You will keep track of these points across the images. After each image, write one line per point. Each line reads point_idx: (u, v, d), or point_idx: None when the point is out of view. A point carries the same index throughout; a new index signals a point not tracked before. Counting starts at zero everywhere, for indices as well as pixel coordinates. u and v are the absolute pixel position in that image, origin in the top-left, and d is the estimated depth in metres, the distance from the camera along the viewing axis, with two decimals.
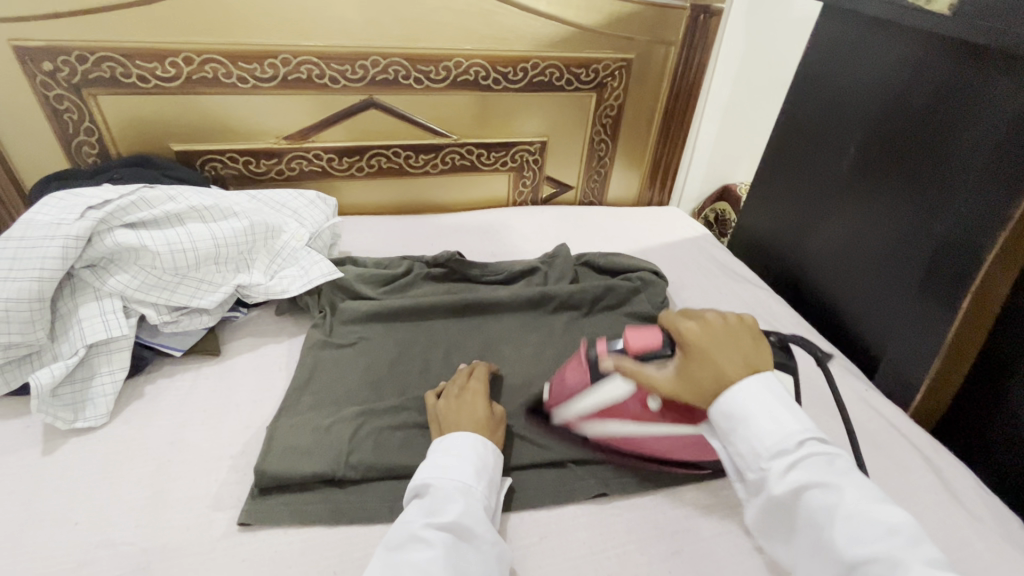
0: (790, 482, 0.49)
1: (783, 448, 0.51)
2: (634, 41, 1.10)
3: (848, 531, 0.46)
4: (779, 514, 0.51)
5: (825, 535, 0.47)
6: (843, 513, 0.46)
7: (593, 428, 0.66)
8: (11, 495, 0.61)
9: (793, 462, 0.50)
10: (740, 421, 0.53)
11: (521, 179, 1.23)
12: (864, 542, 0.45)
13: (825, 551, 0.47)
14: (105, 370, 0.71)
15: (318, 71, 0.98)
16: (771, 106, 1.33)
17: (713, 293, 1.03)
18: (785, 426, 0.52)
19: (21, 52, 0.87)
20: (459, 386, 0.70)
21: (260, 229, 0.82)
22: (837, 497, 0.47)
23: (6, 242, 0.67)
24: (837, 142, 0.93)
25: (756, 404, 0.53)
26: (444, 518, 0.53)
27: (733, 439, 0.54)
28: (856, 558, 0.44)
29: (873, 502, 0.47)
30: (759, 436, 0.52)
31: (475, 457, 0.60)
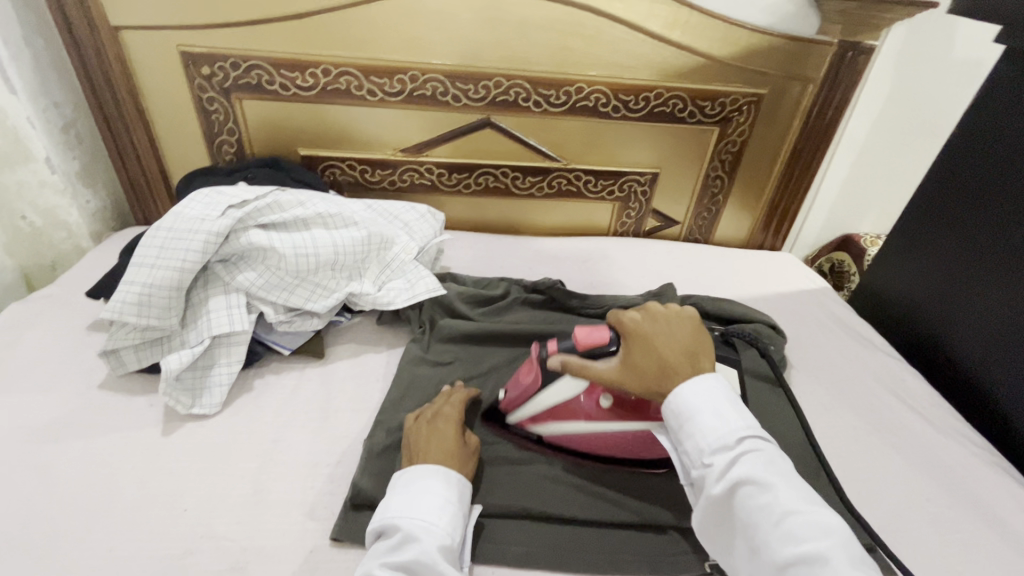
0: (727, 478, 0.50)
1: (724, 443, 0.52)
2: (768, 76, 1.03)
3: (778, 530, 0.46)
4: (718, 514, 0.52)
5: (759, 536, 0.47)
6: (778, 514, 0.47)
7: (551, 429, 0.68)
8: (134, 470, 0.64)
9: (732, 459, 0.51)
10: (689, 418, 0.55)
11: (626, 210, 1.19)
12: (798, 541, 0.45)
13: (759, 553, 0.47)
14: (223, 361, 0.74)
15: (442, 89, 1.00)
16: (913, 153, 1.20)
17: (833, 356, 0.93)
18: (726, 423, 0.53)
19: (184, 57, 0.95)
20: (435, 413, 0.67)
21: (376, 239, 0.84)
22: (772, 497, 0.48)
23: (156, 231, 0.72)
24: (1007, 202, 0.82)
25: (697, 390, 0.56)
26: (399, 557, 0.51)
27: (683, 437, 0.55)
28: (786, 558, 0.45)
29: (808, 505, 0.48)
30: (703, 432, 0.54)
31: (441, 492, 0.57)
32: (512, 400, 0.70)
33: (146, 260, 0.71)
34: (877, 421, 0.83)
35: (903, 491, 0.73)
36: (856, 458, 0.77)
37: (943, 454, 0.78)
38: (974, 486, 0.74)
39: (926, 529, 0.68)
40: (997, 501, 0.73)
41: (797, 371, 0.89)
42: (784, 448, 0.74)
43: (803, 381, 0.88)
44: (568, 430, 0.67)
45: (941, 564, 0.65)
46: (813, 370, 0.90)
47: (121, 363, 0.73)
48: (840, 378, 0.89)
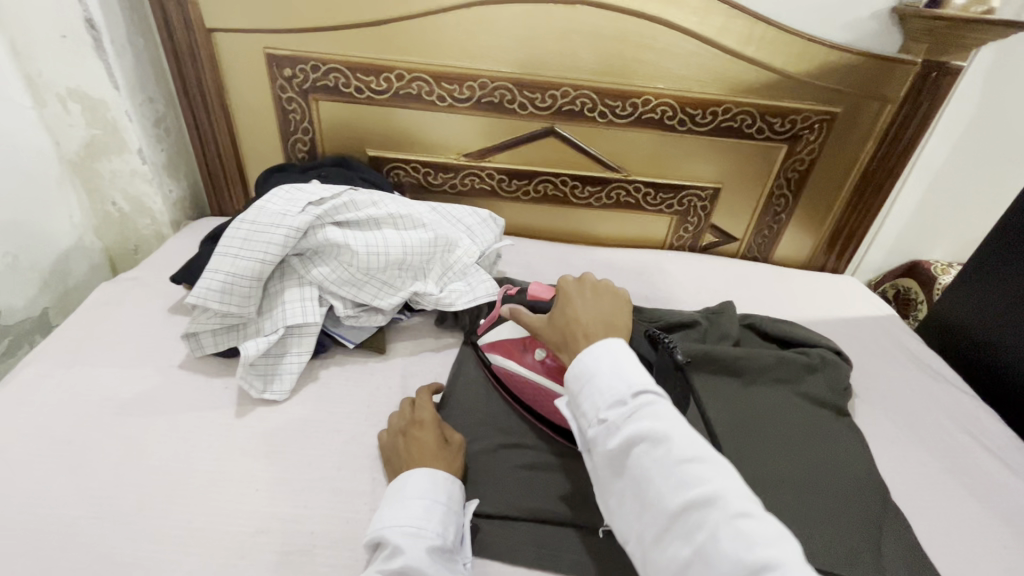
0: (622, 434, 0.50)
1: (619, 398, 0.52)
2: (844, 94, 1.00)
3: (671, 478, 0.46)
4: (614, 471, 0.51)
5: (653, 488, 0.47)
6: (672, 464, 0.47)
7: (493, 361, 0.76)
8: (211, 447, 0.68)
9: (628, 414, 0.50)
10: (587, 378, 0.54)
11: (683, 224, 1.18)
12: (690, 488, 0.45)
13: (653, 505, 0.47)
14: (293, 351, 0.77)
15: (510, 96, 1.01)
16: (995, 178, 1.14)
17: (901, 388, 0.90)
18: (624, 378, 0.53)
19: (270, 58, 1.00)
20: (406, 422, 0.69)
21: (441, 241, 0.86)
22: (666, 449, 0.47)
23: (240, 223, 0.76)
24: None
25: (599, 352, 0.56)
26: (389, 565, 0.52)
27: (580, 397, 0.54)
28: (679, 504, 0.45)
29: (701, 450, 0.48)
30: (600, 390, 0.53)
31: (424, 494, 0.59)
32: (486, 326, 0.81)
33: (230, 250, 0.75)
34: (949, 460, 0.79)
35: (977, 537, 0.70)
36: (927, 498, 0.74)
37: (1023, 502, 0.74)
38: None
39: None
40: None
41: (862, 402, 0.86)
42: (849, 479, 0.72)
43: (869, 412, 0.85)
44: (501, 364, 0.75)
45: None
46: (879, 402, 0.87)
47: (199, 346, 0.78)
48: (910, 410, 0.86)
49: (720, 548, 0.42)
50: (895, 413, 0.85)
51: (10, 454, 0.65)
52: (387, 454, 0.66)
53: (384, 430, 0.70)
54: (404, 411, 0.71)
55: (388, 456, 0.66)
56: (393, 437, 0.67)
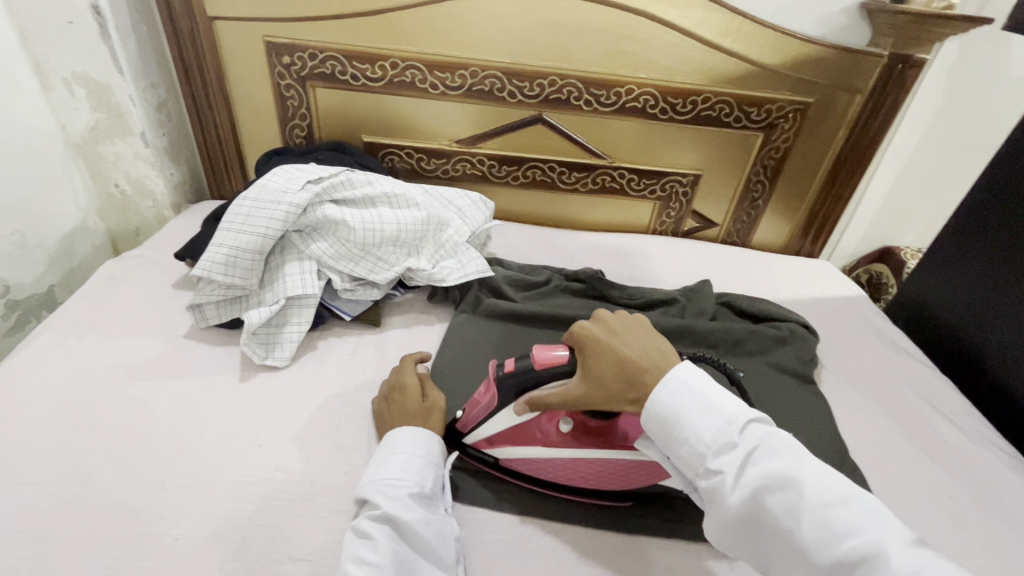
0: (744, 483, 0.49)
1: (728, 441, 0.51)
2: (817, 85, 1.05)
3: (813, 527, 0.46)
4: (740, 523, 0.50)
5: (796, 538, 0.46)
6: (810, 511, 0.46)
7: (513, 452, 0.67)
8: (216, 408, 0.73)
9: (743, 458, 0.50)
10: (679, 425, 0.53)
11: (666, 210, 1.23)
12: (839, 536, 0.45)
13: (801, 556, 0.46)
14: (293, 321, 0.81)
15: (499, 85, 1.06)
16: (960, 167, 1.20)
17: (865, 360, 0.96)
18: (723, 417, 0.52)
19: (269, 46, 1.04)
20: (390, 386, 0.73)
21: (434, 220, 0.90)
22: (798, 495, 0.47)
23: (243, 200, 0.81)
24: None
25: (675, 387, 0.55)
26: (373, 511, 0.57)
27: (679, 446, 0.53)
28: (833, 556, 0.44)
29: (833, 487, 0.47)
30: (704, 437, 0.52)
31: (405, 449, 0.63)
32: (473, 419, 0.68)
33: (234, 225, 0.79)
34: (906, 424, 0.85)
35: (927, 492, 0.76)
36: (884, 457, 0.80)
37: (971, 461, 0.81)
38: (999, 491, 0.77)
39: (949, 527, 0.71)
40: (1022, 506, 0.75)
41: (828, 373, 0.92)
42: (810, 439, 0.78)
43: (834, 381, 0.91)
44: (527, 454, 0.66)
45: (963, 561, 0.67)
46: (844, 373, 0.93)
47: (204, 318, 0.82)
48: (872, 380, 0.92)
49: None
50: (858, 383, 0.91)
51: (28, 411, 0.69)
52: (378, 415, 0.71)
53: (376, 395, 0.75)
54: (391, 377, 0.75)
55: (378, 417, 0.71)
56: (382, 400, 0.72)
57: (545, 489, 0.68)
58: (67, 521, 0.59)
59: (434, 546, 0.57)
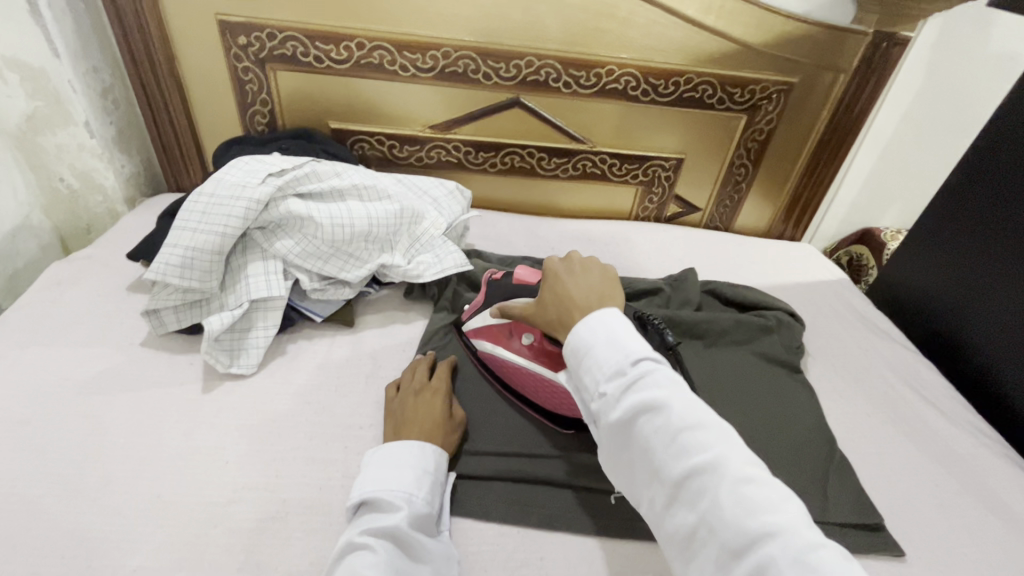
0: (623, 407, 0.48)
1: (619, 368, 0.50)
2: (800, 65, 1.03)
3: (674, 449, 0.46)
4: (617, 441, 0.50)
5: (658, 457, 0.46)
6: (674, 433, 0.46)
7: (480, 345, 0.76)
8: (177, 422, 0.68)
9: (627, 385, 0.49)
10: (584, 352, 0.53)
11: (648, 195, 1.20)
12: (691, 456, 0.45)
13: (658, 474, 0.47)
14: (261, 325, 0.77)
15: (474, 66, 1.00)
16: (940, 148, 1.20)
17: (852, 346, 0.95)
18: (623, 349, 0.51)
19: (222, 26, 0.96)
20: (418, 384, 0.71)
21: (408, 213, 0.85)
22: (666, 419, 0.46)
23: (199, 196, 0.75)
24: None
25: (594, 325, 0.54)
26: (386, 522, 0.54)
27: (580, 370, 0.53)
28: (683, 473, 0.45)
29: (704, 415, 0.47)
30: (601, 362, 0.51)
31: (420, 463, 0.60)
32: (470, 312, 0.79)
33: (189, 224, 0.73)
34: (891, 410, 0.85)
35: (914, 479, 0.75)
36: (871, 444, 0.79)
37: (955, 445, 0.81)
38: (984, 475, 0.77)
39: (935, 514, 0.71)
40: (1007, 488, 0.76)
41: (815, 361, 0.91)
42: (800, 432, 0.77)
43: (821, 369, 0.90)
44: (489, 351, 0.75)
45: (949, 548, 0.67)
46: (830, 360, 0.92)
47: (162, 324, 0.76)
48: (859, 367, 0.92)
49: (721, 511, 0.42)
50: (845, 370, 0.90)
51: None
52: (391, 410, 0.68)
53: (393, 386, 0.73)
54: (416, 372, 0.73)
55: (391, 411, 0.68)
56: (401, 397, 0.69)
57: (532, 494, 0.66)
58: (10, 559, 0.54)
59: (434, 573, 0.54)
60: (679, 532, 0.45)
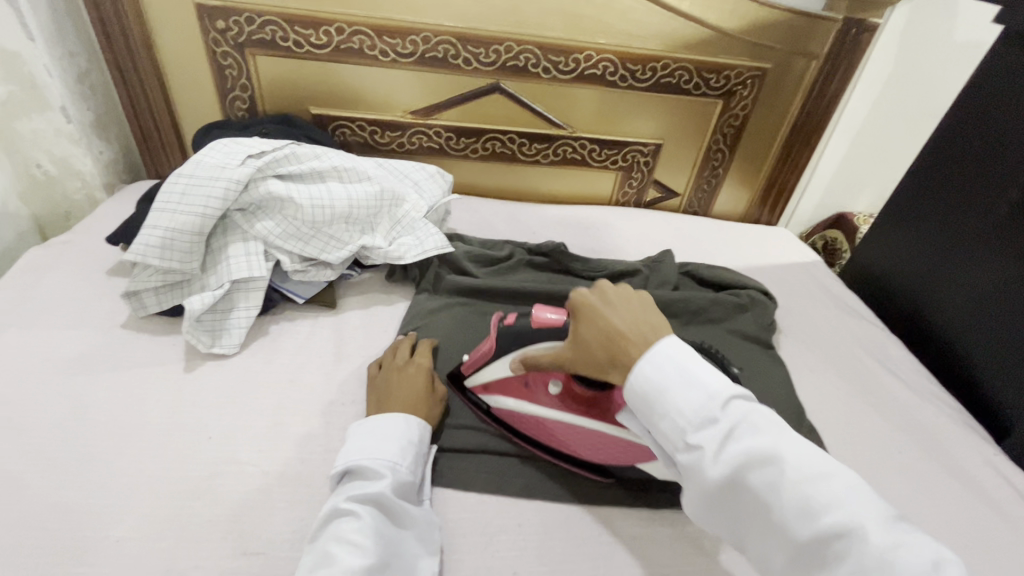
0: (723, 462, 0.45)
1: (709, 415, 0.47)
2: (774, 51, 1.05)
3: (796, 506, 0.43)
4: (721, 498, 0.47)
5: (779, 517, 0.43)
6: (793, 488, 0.43)
7: (501, 404, 0.70)
8: (160, 400, 0.68)
9: (724, 434, 0.46)
10: (657, 397, 0.50)
11: (628, 180, 1.22)
12: (819, 513, 0.42)
13: (782, 535, 0.43)
14: (241, 306, 0.77)
15: (453, 52, 1.01)
16: (909, 133, 1.23)
17: (823, 325, 0.98)
18: (703, 389, 0.49)
19: (200, 10, 0.96)
20: (403, 360, 0.72)
21: (388, 195, 0.86)
22: (781, 472, 0.44)
23: (178, 177, 0.75)
24: (994, 168, 0.87)
25: (659, 361, 0.51)
26: (370, 490, 0.55)
27: (657, 419, 0.50)
28: (812, 534, 0.42)
29: (820, 465, 0.44)
30: (682, 410, 0.48)
31: (403, 434, 0.61)
32: (472, 364, 0.71)
33: (168, 204, 0.73)
34: (859, 383, 0.88)
35: (880, 448, 0.79)
36: (839, 416, 0.82)
37: (919, 415, 0.84)
38: (945, 443, 0.80)
39: (899, 480, 0.74)
40: (967, 454, 0.79)
41: (787, 337, 0.94)
42: (770, 404, 0.79)
43: (792, 345, 0.93)
44: (513, 408, 0.69)
45: (911, 510, 0.71)
46: (802, 337, 0.95)
47: (143, 305, 0.77)
48: (829, 343, 0.95)
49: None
50: (815, 346, 0.93)
51: None
52: (375, 386, 0.69)
53: (377, 363, 0.74)
54: (399, 350, 0.75)
55: (375, 387, 0.69)
56: (385, 373, 0.71)
57: (512, 466, 0.68)
58: None
59: (415, 537, 0.56)
60: None
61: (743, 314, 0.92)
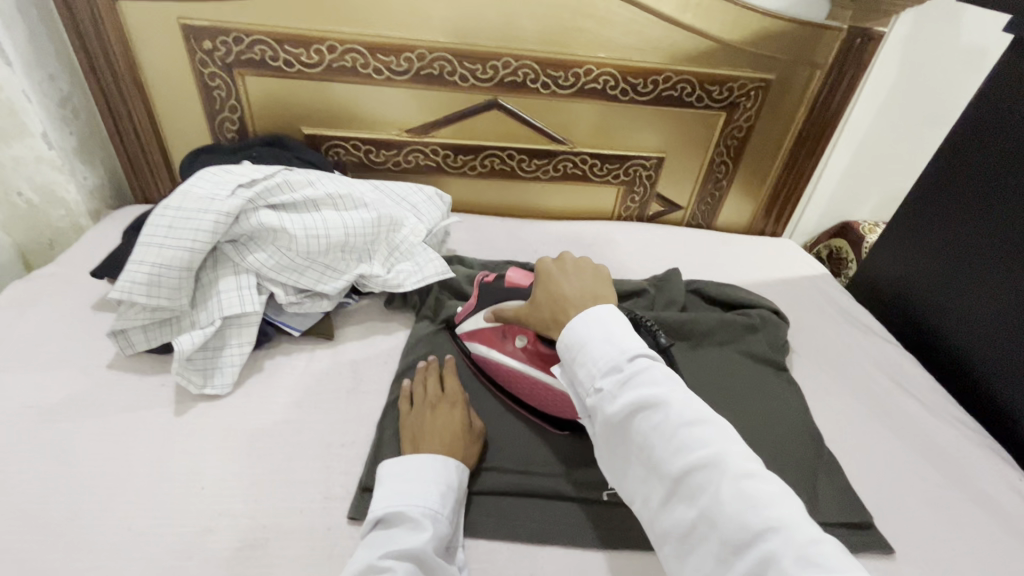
0: (620, 402, 0.49)
1: (616, 365, 0.51)
2: (777, 61, 1.02)
3: (671, 443, 0.47)
4: (614, 435, 0.51)
5: (655, 452, 0.47)
6: (671, 428, 0.47)
7: (474, 349, 0.76)
8: (149, 449, 0.65)
9: (625, 382, 0.50)
10: (578, 348, 0.54)
11: (630, 194, 1.19)
12: (690, 451, 0.46)
13: (656, 470, 0.47)
14: (234, 343, 0.74)
15: (450, 68, 0.98)
16: (915, 141, 1.21)
17: (836, 342, 0.96)
18: (617, 345, 0.52)
19: (186, 30, 0.92)
20: (431, 396, 0.69)
21: (385, 221, 0.83)
22: (666, 415, 0.47)
23: (164, 211, 0.71)
24: (1011, 180, 0.84)
25: (592, 318, 0.56)
26: (412, 543, 0.52)
27: (574, 365, 0.54)
28: (681, 468, 0.45)
29: (703, 414, 0.48)
30: (595, 358, 0.52)
31: (443, 480, 0.59)
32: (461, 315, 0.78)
33: (155, 240, 0.70)
34: (875, 405, 0.85)
35: (903, 476, 0.76)
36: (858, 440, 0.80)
37: (939, 438, 0.81)
38: (969, 468, 0.78)
39: (924, 509, 0.72)
40: (990, 478, 0.76)
41: (800, 357, 0.92)
42: (789, 431, 0.76)
43: (805, 365, 0.90)
44: (484, 354, 0.75)
45: (938, 542, 0.68)
46: (815, 356, 0.92)
47: (129, 344, 0.73)
48: (843, 362, 0.92)
49: (719, 504, 0.43)
50: (829, 366, 0.91)
51: None
52: (405, 425, 0.66)
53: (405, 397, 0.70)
54: (427, 383, 0.71)
55: (406, 425, 0.66)
56: (414, 411, 0.67)
57: (522, 508, 0.64)
58: None
59: None
60: (678, 525, 0.45)
61: (756, 335, 0.89)
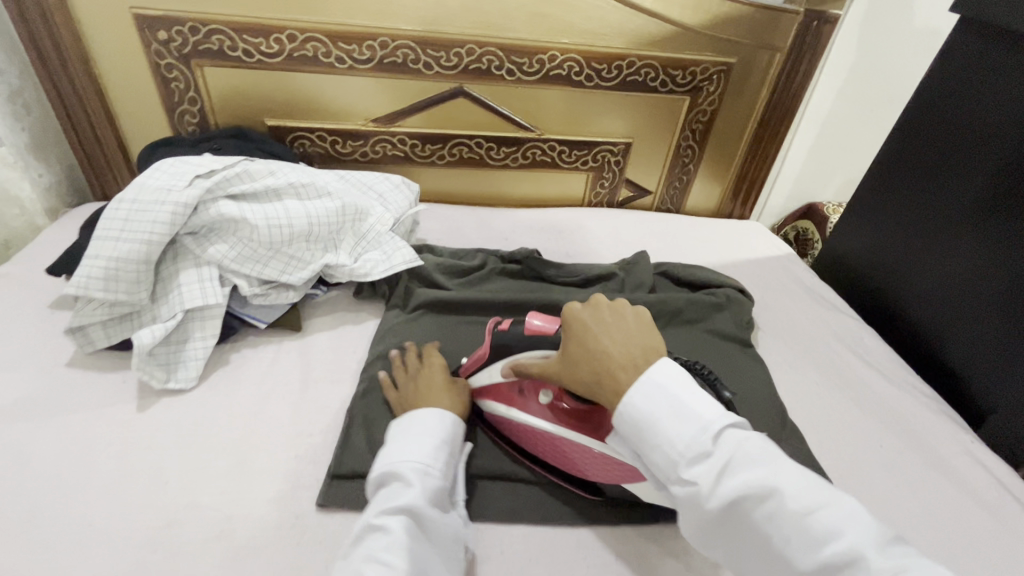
0: (720, 494, 0.43)
1: (702, 448, 0.45)
2: (738, 45, 1.04)
3: (795, 537, 0.40)
4: (719, 529, 0.44)
5: (780, 548, 0.41)
6: (791, 520, 0.41)
7: (491, 409, 0.68)
8: (110, 445, 0.63)
9: (719, 468, 0.44)
10: (645, 426, 0.48)
11: (599, 180, 1.20)
12: (822, 545, 0.39)
13: (783, 567, 0.41)
14: (197, 336, 0.73)
15: (413, 56, 0.97)
16: (874, 122, 1.24)
17: (800, 318, 0.98)
18: (696, 420, 0.46)
19: (139, 20, 0.90)
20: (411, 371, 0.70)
21: (350, 210, 0.83)
22: (781, 503, 0.41)
23: (119, 203, 0.70)
24: (968, 157, 0.86)
25: (649, 389, 0.48)
26: (405, 499, 0.51)
27: (648, 448, 0.48)
28: (814, 566, 0.39)
29: (819, 492, 0.42)
30: (672, 441, 0.46)
31: (436, 435, 0.58)
32: (469, 368, 0.70)
33: (110, 233, 0.68)
34: (837, 377, 0.88)
35: (863, 443, 0.78)
36: (821, 411, 0.82)
37: (897, 406, 0.84)
38: (925, 434, 0.80)
39: (882, 473, 0.74)
40: (945, 442, 0.80)
41: (765, 334, 0.94)
42: (753, 404, 0.78)
43: (771, 342, 0.92)
44: (504, 416, 0.66)
45: (895, 504, 0.70)
46: (780, 332, 0.95)
47: (89, 341, 0.72)
48: (807, 338, 0.94)
49: None
50: (794, 342, 0.93)
51: None
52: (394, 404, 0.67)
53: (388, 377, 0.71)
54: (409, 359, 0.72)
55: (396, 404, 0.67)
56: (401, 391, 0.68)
57: (492, 489, 0.65)
58: None
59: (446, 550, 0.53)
60: None
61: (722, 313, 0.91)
